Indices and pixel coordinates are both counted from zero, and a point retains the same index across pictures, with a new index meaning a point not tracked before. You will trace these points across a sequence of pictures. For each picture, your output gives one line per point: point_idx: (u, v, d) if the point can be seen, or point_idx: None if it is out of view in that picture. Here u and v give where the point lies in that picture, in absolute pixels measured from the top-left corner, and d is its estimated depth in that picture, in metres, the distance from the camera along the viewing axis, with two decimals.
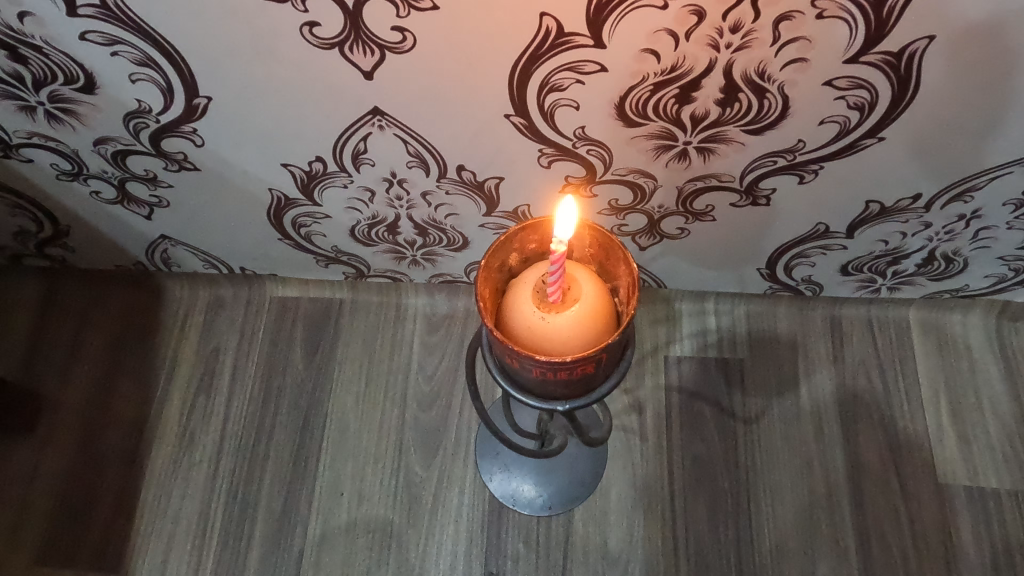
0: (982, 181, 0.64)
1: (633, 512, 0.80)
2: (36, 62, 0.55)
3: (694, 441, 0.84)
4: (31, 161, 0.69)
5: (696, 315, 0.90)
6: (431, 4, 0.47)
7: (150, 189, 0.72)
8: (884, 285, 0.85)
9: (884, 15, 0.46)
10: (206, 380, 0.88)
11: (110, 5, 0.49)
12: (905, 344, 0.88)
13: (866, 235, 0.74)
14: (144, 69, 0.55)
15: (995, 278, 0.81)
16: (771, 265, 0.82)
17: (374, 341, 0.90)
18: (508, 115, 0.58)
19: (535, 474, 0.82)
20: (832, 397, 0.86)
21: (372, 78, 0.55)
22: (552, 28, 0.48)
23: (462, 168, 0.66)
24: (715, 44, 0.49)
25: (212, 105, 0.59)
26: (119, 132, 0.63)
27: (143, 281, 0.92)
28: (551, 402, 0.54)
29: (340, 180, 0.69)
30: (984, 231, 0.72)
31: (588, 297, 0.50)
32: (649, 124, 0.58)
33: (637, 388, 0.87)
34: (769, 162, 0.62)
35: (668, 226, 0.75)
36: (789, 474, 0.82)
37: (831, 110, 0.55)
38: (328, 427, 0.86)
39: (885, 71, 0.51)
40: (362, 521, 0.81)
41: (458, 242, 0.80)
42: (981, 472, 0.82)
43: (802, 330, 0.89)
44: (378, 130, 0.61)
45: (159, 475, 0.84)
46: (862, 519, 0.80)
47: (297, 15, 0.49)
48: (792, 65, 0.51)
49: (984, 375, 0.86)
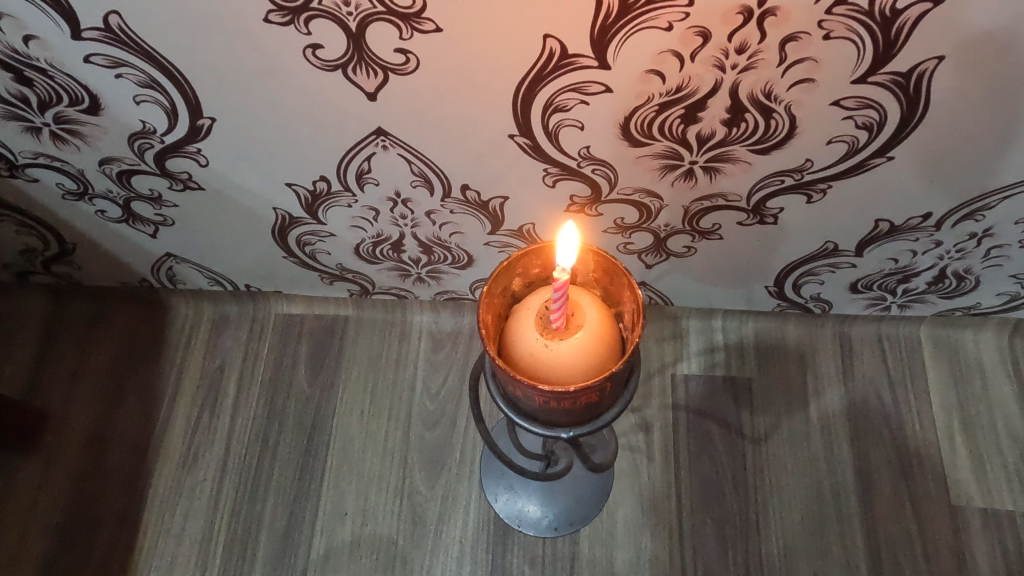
0: (993, 200, 0.63)
1: (640, 533, 0.79)
2: (41, 84, 0.55)
3: (702, 460, 0.83)
4: (36, 181, 0.69)
5: (703, 332, 0.89)
6: (434, 26, 0.47)
7: (154, 208, 0.72)
8: (894, 303, 0.84)
9: (893, 36, 0.45)
10: (211, 398, 0.88)
11: (115, 28, 0.49)
12: (916, 362, 0.87)
13: (876, 254, 0.73)
14: (148, 91, 0.55)
15: (1007, 296, 0.80)
16: (779, 283, 0.81)
17: (379, 359, 0.90)
18: (512, 135, 0.58)
19: (541, 495, 0.81)
20: (842, 417, 0.84)
21: (375, 100, 0.55)
22: (555, 49, 0.48)
23: (466, 188, 0.66)
24: (721, 65, 0.49)
25: (216, 126, 0.59)
26: (123, 152, 0.63)
27: (148, 297, 0.92)
28: (556, 428, 0.54)
29: (344, 200, 0.69)
30: (996, 250, 0.70)
31: (591, 324, 0.50)
32: (654, 144, 0.57)
33: (643, 407, 0.86)
34: (776, 182, 0.62)
35: (675, 244, 0.74)
36: (799, 494, 0.80)
37: (839, 130, 0.54)
38: (332, 445, 0.85)
39: (893, 91, 0.50)
40: (366, 541, 0.80)
41: (463, 260, 0.80)
42: (996, 494, 0.80)
43: (811, 348, 0.88)
44: (382, 149, 0.61)
45: (162, 494, 0.83)
46: (874, 540, 0.78)
47: (299, 38, 0.49)
48: (798, 86, 0.50)
49: (997, 394, 0.85)
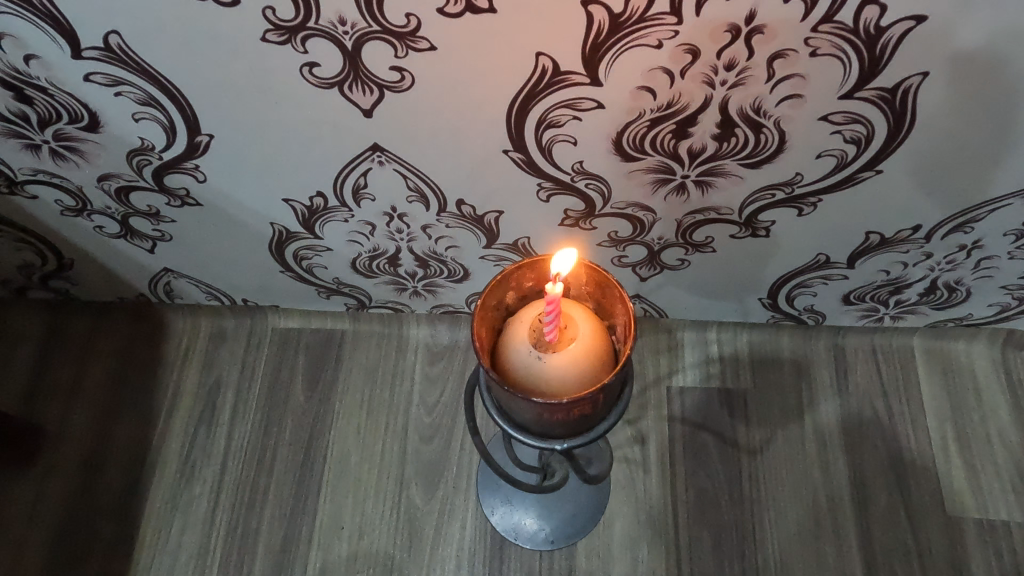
0: (983, 212, 0.64)
1: (637, 545, 0.79)
2: (41, 103, 0.56)
3: (698, 472, 0.83)
4: (36, 197, 0.69)
5: (699, 344, 0.89)
6: (429, 44, 0.48)
7: (152, 224, 0.73)
8: (887, 314, 0.85)
9: (878, 52, 0.46)
10: (208, 413, 0.88)
11: (115, 47, 0.50)
12: (910, 373, 0.87)
13: (867, 265, 0.73)
14: (147, 108, 0.56)
15: (999, 306, 0.81)
16: (772, 295, 0.81)
17: (375, 373, 0.90)
18: (507, 151, 0.58)
19: (537, 508, 0.81)
20: (837, 427, 0.85)
21: (371, 116, 0.55)
22: (548, 67, 0.49)
23: (461, 203, 0.66)
24: (711, 82, 0.50)
25: (214, 142, 0.59)
26: (122, 169, 0.64)
27: (146, 312, 0.92)
28: (550, 441, 0.54)
29: (340, 215, 0.69)
30: (986, 261, 0.71)
31: (584, 337, 0.50)
32: (646, 159, 0.58)
33: (640, 419, 0.86)
34: (767, 196, 0.63)
35: (669, 257, 0.75)
36: (795, 505, 0.81)
37: (828, 144, 0.55)
38: (329, 459, 0.85)
39: (880, 106, 0.51)
40: (363, 555, 0.80)
41: (459, 274, 0.80)
42: (991, 504, 0.80)
43: (806, 358, 0.88)
44: (378, 165, 0.62)
45: (157, 511, 0.83)
46: (871, 551, 0.78)
47: (297, 56, 0.50)
48: (787, 101, 0.51)
49: (990, 404, 0.86)
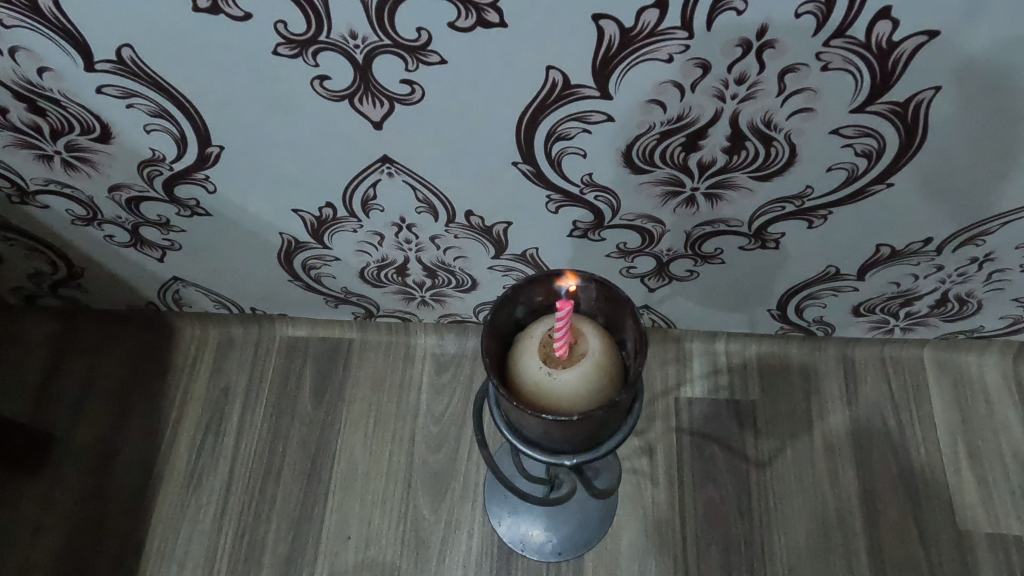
0: (994, 225, 0.63)
1: (645, 556, 0.79)
2: (54, 114, 0.56)
3: (706, 483, 0.82)
4: (47, 207, 0.70)
5: (707, 354, 0.89)
6: (440, 58, 0.48)
7: (162, 233, 0.73)
8: (897, 326, 0.84)
9: (890, 66, 0.46)
10: (216, 421, 0.88)
11: (127, 59, 0.50)
12: (920, 385, 0.87)
13: (877, 278, 0.73)
14: (158, 120, 0.56)
15: (1010, 319, 0.80)
16: (781, 306, 0.81)
17: (383, 382, 0.90)
18: (515, 163, 0.58)
19: (545, 519, 0.80)
20: (847, 439, 0.84)
21: (382, 129, 0.55)
22: (558, 80, 0.49)
23: (470, 214, 0.66)
24: (721, 95, 0.49)
25: (225, 153, 0.60)
26: (133, 179, 0.64)
27: (155, 320, 0.92)
28: (560, 456, 0.54)
29: (350, 225, 0.70)
30: (997, 274, 0.71)
31: (595, 352, 0.50)
32: (656, 171, 0.58)
33: (648, 430, 0.86)
34: (778, 208, 0.62)
35: (677, 268, 0.74)
36: (804, 517, 0.80)
37: (839, 158, 0.55)
38: (336, 469, 0.85)
39: (892, 120, 0.51)
40: (369, 564, 0.80)
41: (467, 284, 0.80)
42: (1003, 518, 0.80)
43: (815, 369, 0.88)
44: (387, 176, 0.62)
45: (164, 519, 0.83)
46: (880, 564, 0.78)
47: (308, 69, 0.50)
48: (798, 115, 0.51)
49: (1002, 417, 0.85)
